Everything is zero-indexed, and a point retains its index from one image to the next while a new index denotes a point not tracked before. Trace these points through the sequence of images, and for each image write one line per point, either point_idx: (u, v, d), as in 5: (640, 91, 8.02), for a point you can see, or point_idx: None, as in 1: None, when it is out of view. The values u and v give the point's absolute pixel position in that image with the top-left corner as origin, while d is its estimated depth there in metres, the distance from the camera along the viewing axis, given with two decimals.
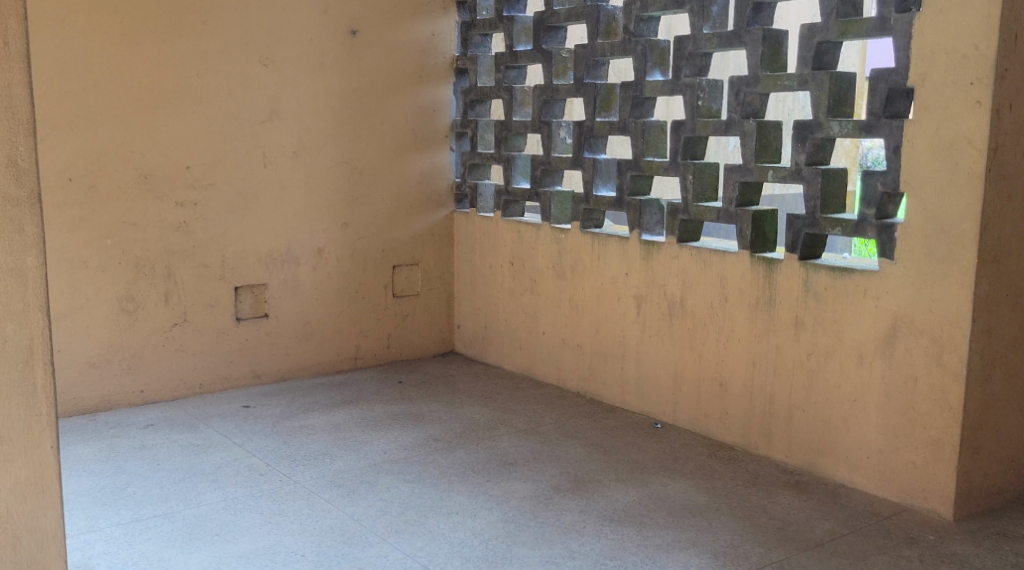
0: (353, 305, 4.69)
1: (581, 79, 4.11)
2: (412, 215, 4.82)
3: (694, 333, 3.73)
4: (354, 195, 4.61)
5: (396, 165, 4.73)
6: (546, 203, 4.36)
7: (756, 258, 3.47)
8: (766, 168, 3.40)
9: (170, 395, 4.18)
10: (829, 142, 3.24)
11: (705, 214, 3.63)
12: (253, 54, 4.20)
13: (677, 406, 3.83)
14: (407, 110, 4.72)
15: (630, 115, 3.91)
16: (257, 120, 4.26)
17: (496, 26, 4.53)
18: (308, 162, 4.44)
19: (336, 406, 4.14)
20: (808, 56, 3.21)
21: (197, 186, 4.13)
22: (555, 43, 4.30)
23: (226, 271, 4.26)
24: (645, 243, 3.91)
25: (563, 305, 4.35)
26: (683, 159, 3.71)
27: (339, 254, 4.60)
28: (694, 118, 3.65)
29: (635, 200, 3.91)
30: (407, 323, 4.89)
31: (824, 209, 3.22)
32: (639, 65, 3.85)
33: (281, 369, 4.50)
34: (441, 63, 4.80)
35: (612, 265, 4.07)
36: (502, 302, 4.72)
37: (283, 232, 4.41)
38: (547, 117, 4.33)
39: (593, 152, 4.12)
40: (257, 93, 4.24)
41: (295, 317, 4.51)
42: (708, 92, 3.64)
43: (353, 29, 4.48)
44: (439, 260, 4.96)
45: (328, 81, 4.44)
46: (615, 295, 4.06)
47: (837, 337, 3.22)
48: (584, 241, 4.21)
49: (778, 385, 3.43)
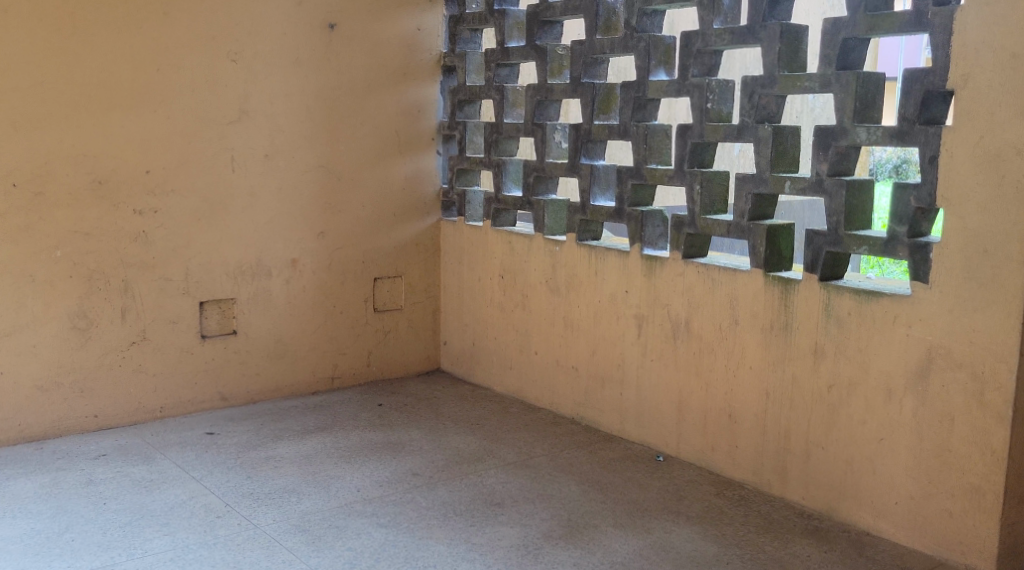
0: (330, 320, 4.35)
1: (577, 78, 3.78)
2: (395, 224, 4.48)
3: (701, 359, 3.39)
4: (331, 202, 4.27)
5: (378, 170, 4.38)
6: (538, 212, 4.02)
7: (770, 278, 3.14)
8: (783, 178, 3.07)
9: (128, 420, 3.83)
10: (853, 151, 2.91)
11: (714, 228, 3.29)
12: (220, 48, 3.86)
13: (681, 437, 3.49)
14: (390, 110, 4.38)
15: (631, 119, 3.57)
16: (224, 120, 3.91)
17: (487, 21, 4.20)
18: (281, 166, 4.10)
19: (308, 433, 3.80)
20: (832, 54, 2.88)
21: (157, 192, 3.78)
22: (550, 38, 3.97)
23: (190, 285, 3.92)
24: (646, 259, 3.57)
25: (557, 323, 4.01)
26: (690, 167, 3.37)
27: (314, 266, 4.26)
28: (702, 123, 3.31)
29: (636, 212, 3.57)
30: (389, 340, 4.55)
31: (848, 225, 2.89)
32: (641, 63, 3.52)
33: (251, 390, 4.15)
34: (428, 61, 4.46)
35: (610, 282, 3.73)
36: (491, 318, 4.37)
37: (253, 241, 4.07)
38: (540, 120, 3.99)
39: (590, 158, 3.80)
40: (224, 91, 3.89)
41: (266, 333, 4.16)
42: (719, 94, 3.30)
43: (331, 22, 4.15)
44: (424, 272, 4.62)
45: (303, 79, 4.10)
46: (614, 314, 3.72)
47: (861, 368, 2.88)
48: (579, 254, 3.87)
49: (794, 420, 3.09)
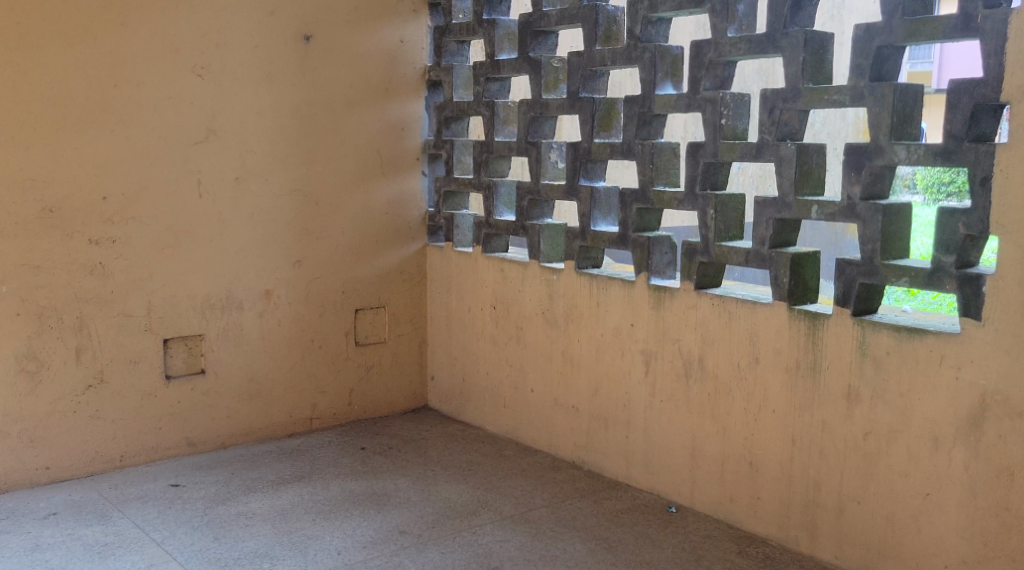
0: (308, 356, 4.01)
1: (575, 93, 3.47)
2: (377, 250, 4.15)
3: (717, 401, 3.08)
4: (308, 228, 3.93)
5: (359, 193, 4.06)
6: (533, 238, 3.70)
7: (795, 312, 2.83)
8: (809, 203, 2.77)
9: (84, 472, 3.48)
10: (889, 171, 2.62)
11: (731, 256, 2.99)
12: (184, 62, 3.54)
13: (695, 486, 3.18)
14: (371, 128, 4.06)
15: (636, 136, 3.27)
16: (190, 140, 3.58)
17: (475, 32, 3.89)
18: (253, 190, 3.77)
19: (284, 484, 3.45)
20: (865, 64, 2.58)
21: (115, 220, 3.45)
22: (544, 50, 3.66)
23: (153, 321, 3.58)
24: (654, 289, 3.26)
25: (556, 358, 3.69)
26: (702, 189, 3.07)
27: (291, 297, 3.92)
28: (716, 140, 3.01)
29: (642, 238, 3.27)
30: (372, 375, 4.21)
31: (885, 254, 2.59)
32: (646, 76, 3.22)
33: (221, 434, 3.80)
34: (411, 75, 4.15)
35: (614, 314, 3.42)
36: (483, 352, 4.05)
37: (222, 272, 3.73)
38: (535, 138, 3.69)
39: (590, 179, 3.50)
40: (189, 108, 3.57)
41: (238, 372, 3.82)
42: (734, 108, 3.01)
43: (306, 33, 3.83)
44: (410, 302, 4.28)
45: (276, 95, 3.78)
46: (619, 350, 3.41)
47: (902, 414, 2.58)
48: (580, 284, 3.55)
49: (825, 470, 2.78)
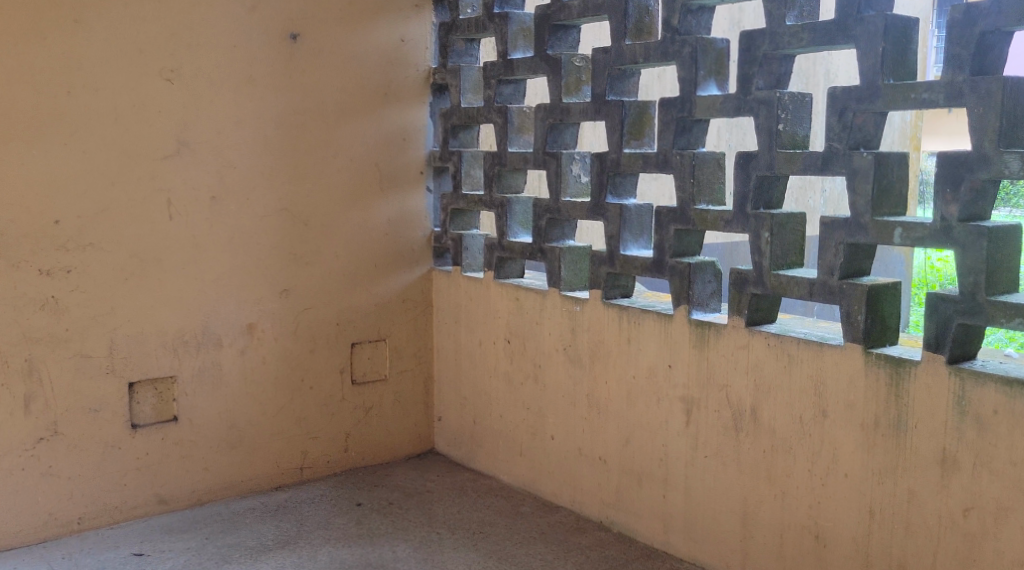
0: (298, 398, 3.53)
1: (601, 96, 3.00)
2: (376, 276, 3.67)
3: (774, 460, 2.58)
4: (297, 252, 3.46)
5: (355, 212, 3.58)
6: (553, 263, 3.22)
7: (873, 357, 2.33)
8: (890, 224, 2.27)
9: (34, 538, 3.01)
10: (993, 186, 2.12)
11: (790, 288, 2.50)
12: (151, 64, 3.08)
13: (747, 559, 2.68)
14: (368, 139, 3.58)
15: (674, 145, 2.79)
16: (158, 154, 3.13)
17: (486, 28, 3.42)
18: (232, 210, 3.30)
19: (265, 552, 2.97)
20: (964, 54, 2.09)
21: (70, 247, 2.99)
22: (564, 47, 3.19)
23: (116, 362, 3.12)
24: (696, 325, 2.77)
25: (579, 402, 3.20)
26: (754, 208, 2.58)
27: (277, 332, 3.45)
28: (771, 149, 2.52)
29: (682, 264, 2.78)
30: (372, 418, 3.73)
31: (991, 288, 2.10)
32: (685, 74, 2.73)
33: (197, 489, 3.33)
34: (414, 78, 3.67)
35: (648, 353, 2.93)
36: (496, 392, 3.56)
37: (197, 304, 3.27)
38: (554, 148, 3.21)
39: (618, 195, 3.02)
40: (157, 118, 3.11)
41: (216, 417, 3.35)
42: (792, 111, 2.52)
43: (293, 30, 3.36)
44: (413, 335, 3.80)
45: (258, 102, 3.32)
46: (654, 395, 2.91)
47: (1015, 488, 2.08)
48: (607, 317, 3.06)
49: (912, 552, 2.28)
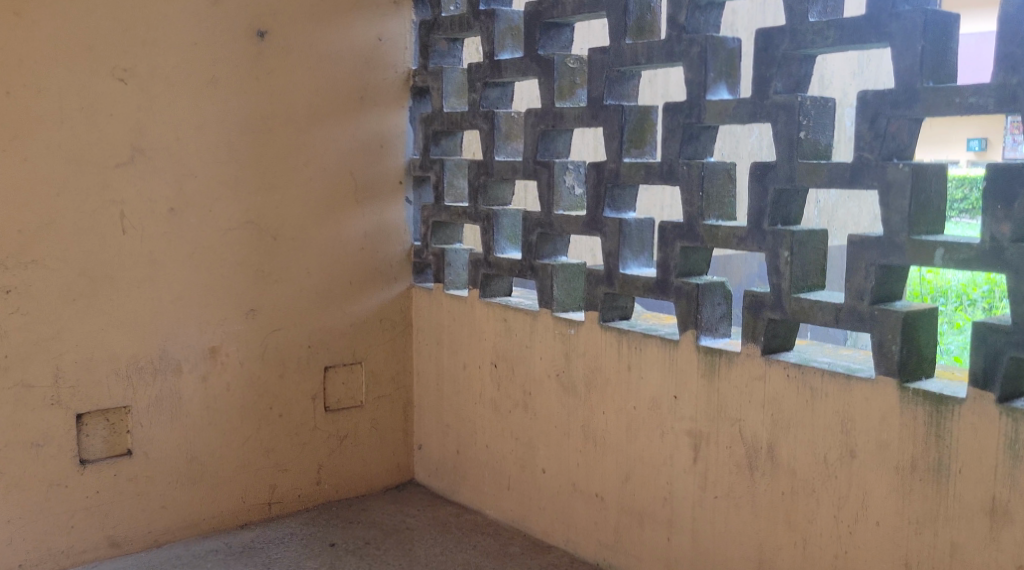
0: (266, 428, 3.24)
1: (598, 100, 2.74)
2: (351, 295, 3.39)
3: (794, 504, 2.33)
4: (265, 269, 3.18)
5: (328, 225, 3.30)
6: (545, 282, 2.95)
7: (909, 392, 2.09)
8: (929, 244, 2.03)
9: None
10: None
11: (814, 314, 2.25)
12: (101, 62, 2.79)
13: None
14: (343, 145, 3.31)
15: (680, 155, 2.54)
16: (109, 161, 2.84)
17: (471, 26, 3.16)
18: (193, 223, 3.01)
19: None
20: (1019, 54, 1.87)
21: (10, 264, 2.69)
22: (556, 47, 2.93)
23: (62, 392, 2.81)
24: (705, 352, 2.52)
25: (574, 433, 2.93)
26: (771, 224, 2.33)
27: (243, 356, 3.17)
28: (791, 160, 2.27)
29: (689, 284, 2.52)
30: (346, 447, 3.45)
31: None
32: (693, 76, 2.48)
33: (154, 530, 3.03)
34: (392, 80, 3.40)
35: (651, 382, 2.67)
36: (481, 420, 3.29)
37: (154, 327, 2.97)
38: (545, 157, 2.95)
39: (616, 208, 2.77)
40: (109, 122, 2.82)
41: (175, 450, 3.05)
42: (814, 117, 2.27)
43: (260, 27, 3.09)
44: (391, 357, 3.52)
45: (222, 105, 3.04)
46: (658, 428, 2.66)
47: None
48: (604, 341, 2.80)
49: None
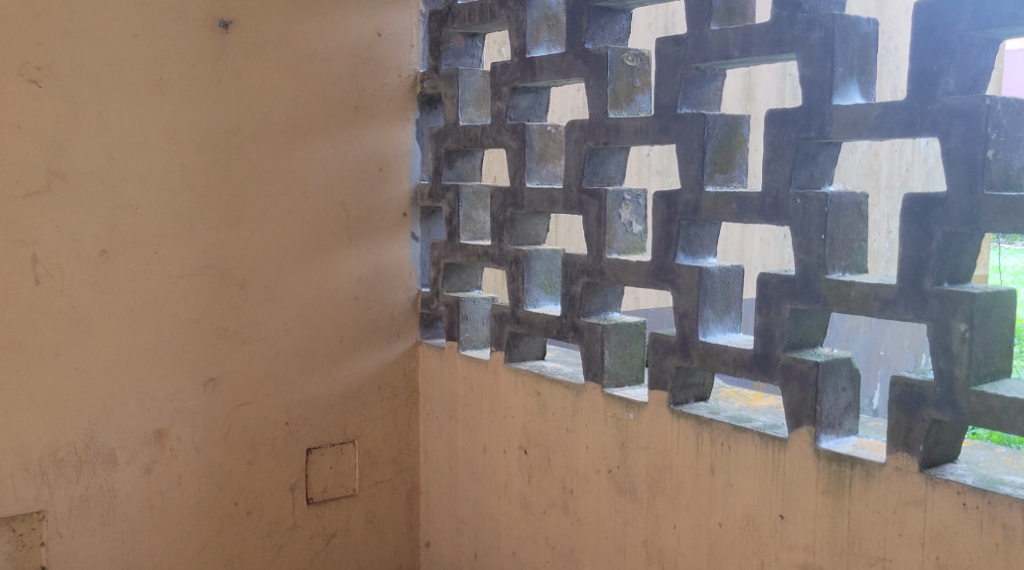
0: (229, 529, 2.52)
1: (669, 108, 2.03)
2: (341, 356, 2.67)
3: None
4: (229, 328, 2.47)
5: (312, 268, 2.59)
6: (592, 348, 2.23)
7: None
8: None
9: None
10: None
11: (1009, 418, 1.52)
12: (6, 59, 2.10)
13: None
14: (331, 168, 2.60)
15: (791, 183, 1.82)
16: (16, 190, 2.14)
17: (495, 15, 2.46)
18: (132, 271, 2.31)
19: None
20: None
21: None
22: (608, 39, 2.23)
23: None
24: (824, 457, 1.79)
25: (632, 549, 2.21)
26: (936, 283, 1.61)
27: (199, 439, 2.45)
28: (972, 191, 1.55)
29: (804, 363, 1.81)
30: (335, 549, 2.72)
31: None
32: (813, 72, 1.77)
33: None
34: (394, 86, 2.70)
35: (745, 493, 1.94)
36: (506, 519, 2.57)
37: (78, 406, 2.26)
38: (593, 184, 2.24)
39: (693, 254, 2.06)
40: (16, 139, 2.13)
41: (106, 565, 2.34)
42: (1006, 129, 1.55)
43: (224, 16, 2.40)
44: (392, 433, 2.80)
45: (172, 116, 2.34)
46: (755, 558, 1.93)
47: None
48: (676, 432, 2.07)
49: None
